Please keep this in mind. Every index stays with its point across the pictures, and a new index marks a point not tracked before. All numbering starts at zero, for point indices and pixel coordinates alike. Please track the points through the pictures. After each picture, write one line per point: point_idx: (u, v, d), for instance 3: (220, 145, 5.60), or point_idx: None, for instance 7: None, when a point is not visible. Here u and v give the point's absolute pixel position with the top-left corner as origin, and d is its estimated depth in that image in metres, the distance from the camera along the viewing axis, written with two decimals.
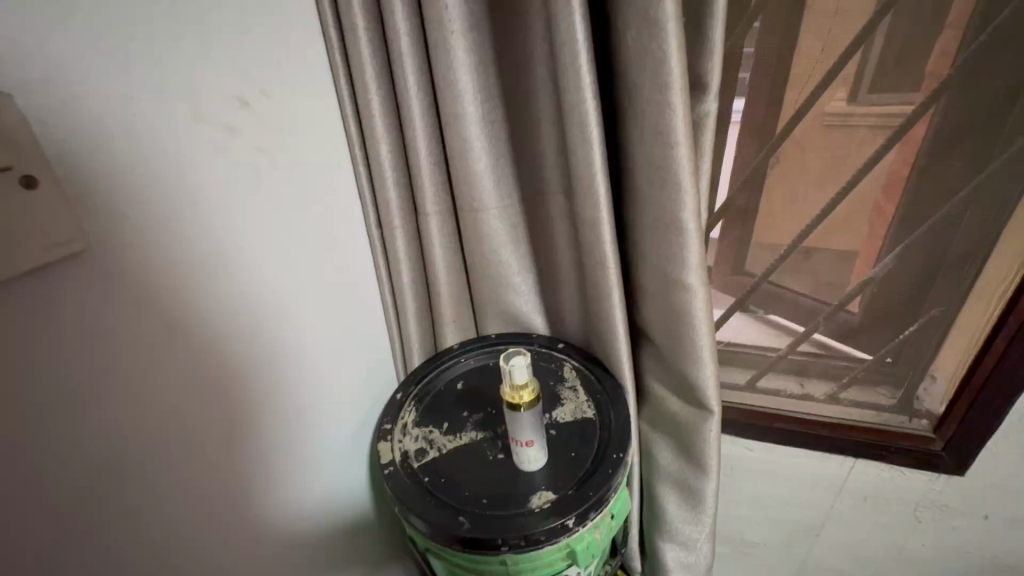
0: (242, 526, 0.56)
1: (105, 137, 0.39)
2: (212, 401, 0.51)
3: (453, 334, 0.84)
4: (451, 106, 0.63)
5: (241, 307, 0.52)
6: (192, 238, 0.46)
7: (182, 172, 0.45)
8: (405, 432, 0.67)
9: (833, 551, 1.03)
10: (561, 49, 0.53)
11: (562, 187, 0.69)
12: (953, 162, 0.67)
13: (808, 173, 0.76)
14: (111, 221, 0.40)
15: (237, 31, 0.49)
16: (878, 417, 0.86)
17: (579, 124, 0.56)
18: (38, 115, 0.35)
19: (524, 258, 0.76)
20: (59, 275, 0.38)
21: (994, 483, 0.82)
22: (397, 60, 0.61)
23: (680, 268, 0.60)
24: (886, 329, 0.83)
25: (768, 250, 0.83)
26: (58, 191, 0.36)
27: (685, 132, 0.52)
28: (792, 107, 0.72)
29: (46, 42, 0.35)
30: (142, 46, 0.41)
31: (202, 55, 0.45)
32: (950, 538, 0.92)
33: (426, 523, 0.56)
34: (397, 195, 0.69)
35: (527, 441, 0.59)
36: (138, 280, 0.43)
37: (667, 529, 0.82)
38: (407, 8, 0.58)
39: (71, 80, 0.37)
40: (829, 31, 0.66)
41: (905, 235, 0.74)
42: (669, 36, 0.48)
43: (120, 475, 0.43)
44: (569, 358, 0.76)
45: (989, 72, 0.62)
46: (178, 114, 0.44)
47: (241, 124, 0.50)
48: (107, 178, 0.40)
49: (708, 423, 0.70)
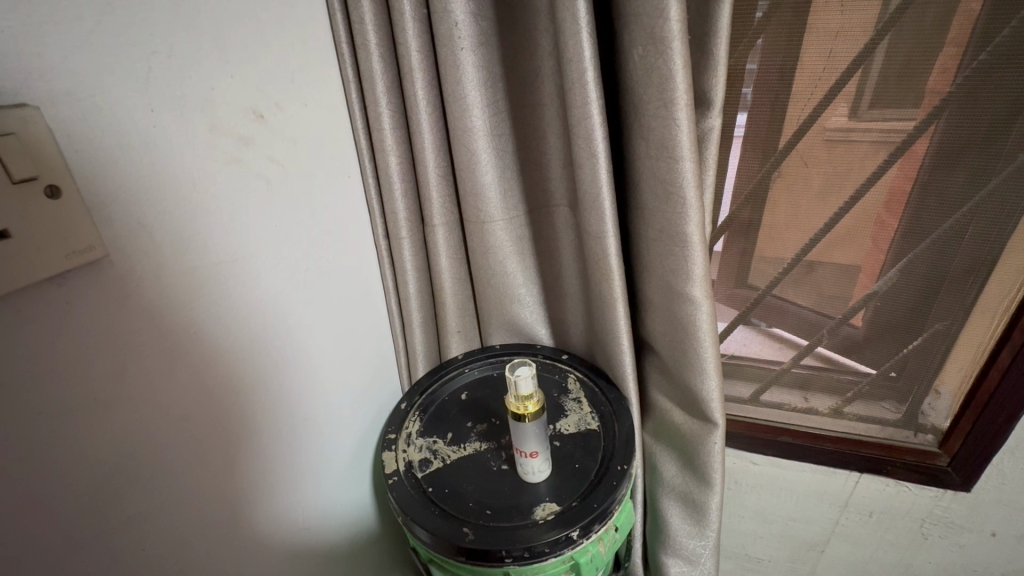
0: (245, 535, 0.56)
1: (125, 147, 0.40)
2: (219, 408, 0.51)
3: (457, 344, 0.84)
4: (460, 120, 0.64)
5: (249, 316, 0.53)
6: (204, 246, 0.47)
7: (197, 184, 0.46)
8: (409, 442, 0.67)
9: (839, 568, 1.02)
10: (568, 64, 0.54)
11: (568, 199, 0.70)
12: (955, 178, 0.68)
13: (810, 187, 0.76)
14: (127, 229, 0.41)
15: (253, 45, 0.50)
16: (882, 432, 0.87)
17: (586, 138, 0.57)
18: (61, 125, 0.36)
19: (529, 270, 0.77)
20: (76, 282, 0.38)
21: (999, 499, 0.81)
22: (408, 75, 0.62)
23: (685, 280, 0.60)
24: (890, 344, 0.82)
25: (771, 264, 0.83)
26: (80, 199, 0.37)
27: (690, 146, 0.53)
28: (794, 123, 0.72)
29: (73, 58, 0.36)
30: (163, 60, 0.42)
31: (221, 69, 0.47)
32: (957, 555, 0.91)
33: (430, 534, 0.56)
34: (405, 207, 0.70)
35: (531, 452, 0.60)
36: (150, 287, 0.43)
37: (671, 544, 0.82)
38: (418, 25, 0.60)
39: (96, 92, 0.38)
40: (830, 50, 0.66)
41: (908, 250, 0.74)
42: (674, 54, 0.49)
43: (129, 481, 0.44)
44: (573, 369, 0.77)
45: (988, 90, 0.63)
46: (195, 125, 0.45)
47: (256, 136, 0.51)
48: (126, 186, 0.41)
49: (713, 436, 0.70)
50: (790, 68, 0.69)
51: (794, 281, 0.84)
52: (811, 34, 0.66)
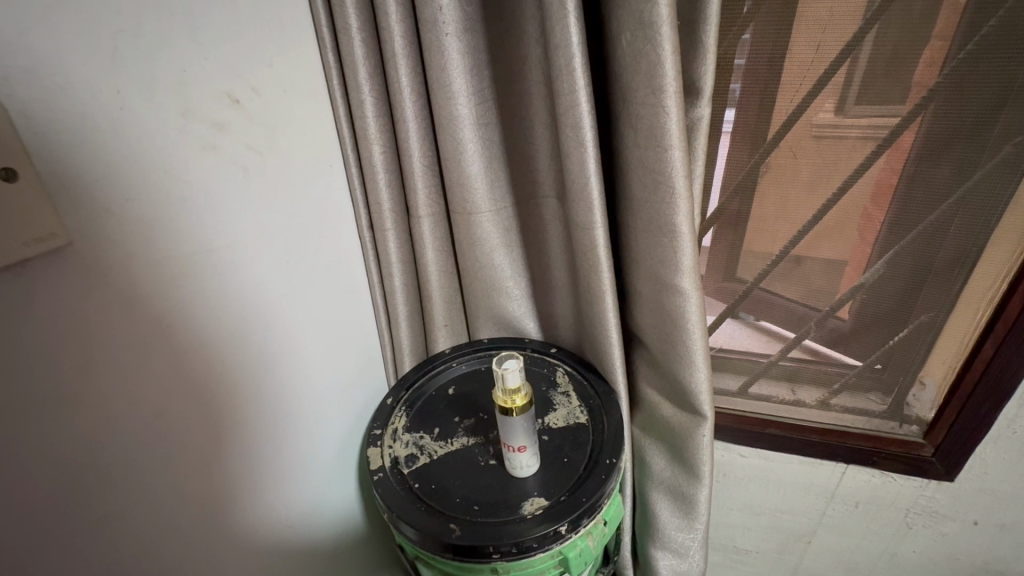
0: (231, 530, 0.55)
1: (90, 130, 0.38)
2: (199, 402, 0.50)
3: (444, 339, 0.83)
4: (446, 108, 0.63)
5: (228, 309, 0.51)
6: (178, 235, 0.46)
7: (171, 171, 0.44)
8: (395, 438, 0.66)
9: (825, 558, 1.03)
10: (556, 51, 0.53)
11: (556, 190, 0.69)
12: (941, 170, 0.68)
13: (798, 180, 0.76)
14: (94, 216, 0.39)
15: (228, 28, 0.48)
16: (868, 423, 0.88)
17: (574, 127, 0.56)
18: (19, 106, 0.34)
19: (517, 263, 0.76)
20: (40, 271, 0.37)
21: (983, 488, 0.82)
22: (392, 61, 0.60)
23: (674, 271, 0.60)
24: (875, 336, 0.82)
25: (759, 258, 0.83)
26: (38, 184, 0.35)
27: (679, 134, 0.52)
28: (782, 116, 0.72)
29: (28, 36, 0.34)
30: (130, 39, 0.40)
31: (194, 51, 0.45)
32: (941, 544, 0.92)
33: (416, 530, 0.55)
34: (389, 198, 0.68)
35: (519, 447, 0.59)
36: (123, 277, 0.42)
37: (660, 537, 0.81)
38: (402, 11, 0.58)
39: (56, 73, 0.36)
40: (819, 41, 0.66)
41: (894, 242, 0.75)
42: (664, 39, 0.48)
43: (100, 479, 0.42)
44: (562, 363, 0.76)
45: (975, 81, 0.63)
46: (167, 108, 0.43)
47: (231, 122, 0.49)
48: (91, 171, 0.39)
49: (702, 428, 0.70)
50: (778, 58, 0.68)
51: (782, 274, 0.84)
52: (800, 24, 0.66)
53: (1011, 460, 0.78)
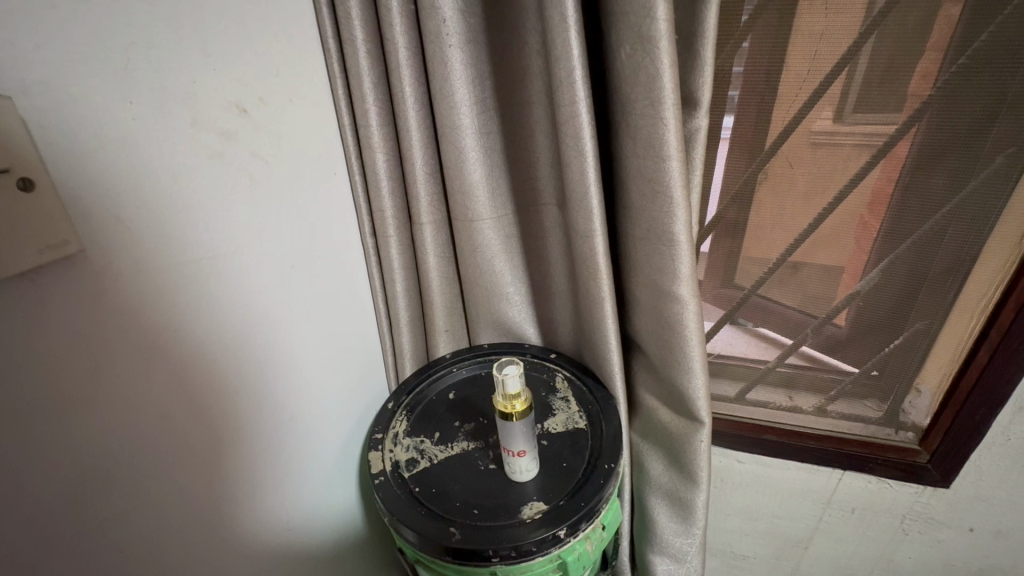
0: (234, 532, 0.56)
1: (101, 139, 0.39)
2: (201, 408, 0.50)
3: (445, 344, 0.84)
4: (448, 118, 0.64)
5: (231, 315, 0.52)
6: (182, 243, 0.46)
7: (178, 179, 0.45)
8: (396, 442, 0.67)
9: (821, 564, 1.03)
10: (557, 62, 0.54)
11: (556, 197, 0.69)
12: (935, 180, 0.69)
13: (795, 188, 0.77)
14: (103, 224, 0.40)
15: (234, 38, 0.49)
16: (865, 429, 0.88)
17: (574, 137, 0.57)
18: (37, 117, 0.35)
19: (517, 268, 0.77)
20: (52, 277, 0.38)
21: (977, 494, 0.83)
22: (396, 72, 0.62)
23: (672, 279, 0.61)
24: (872, 343, 0.83)
25: (757, 265, 0.84)
26: (54, 193, 0.36)
27: (676, 145, 0.54)
28: (780, 125, 0.73)
29: (44, 49, 0.35)
30: (142, 51, 0.41)
31: (203, 62, 0.46)
32: (937, 550, 0.93)
33: (415, 533, 0.55)
34: (392, 205, 0.69)
35: (519, 451, 0.59)
36: (130, 283, 0.43)
37: (657, 542, 0.82)
38: (405, 22, 0.60)
39: (69, 84, 0.37)
40: (815, 52, 0.67)
41: (889, 251, 0.76)
42: (663, 53, 0.49)
43: (106, 481, 0.43)
44: (561, 368, 0.77)
45: (968, 93, 0.64)
46: (177, 118, 0.44)
47: (238, 131, 0.50)
48: (102, 180, 0.40)
49: (699, 434, 0.71)
50: (775, 69, 0.69)
51: (779, 281, 0.85)
52: (797, 36, 0.67)
53: (1005, 467, 0.79)
